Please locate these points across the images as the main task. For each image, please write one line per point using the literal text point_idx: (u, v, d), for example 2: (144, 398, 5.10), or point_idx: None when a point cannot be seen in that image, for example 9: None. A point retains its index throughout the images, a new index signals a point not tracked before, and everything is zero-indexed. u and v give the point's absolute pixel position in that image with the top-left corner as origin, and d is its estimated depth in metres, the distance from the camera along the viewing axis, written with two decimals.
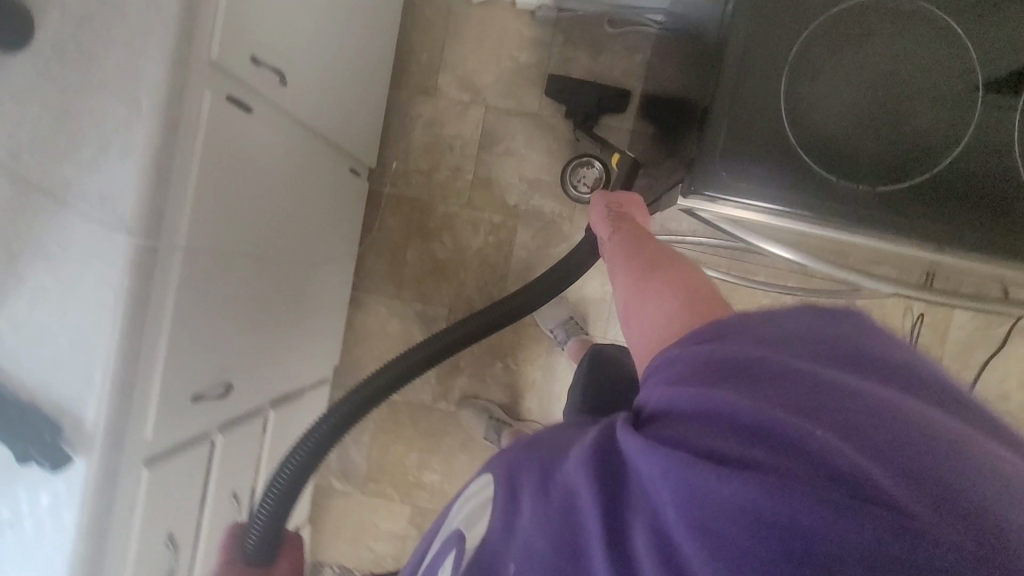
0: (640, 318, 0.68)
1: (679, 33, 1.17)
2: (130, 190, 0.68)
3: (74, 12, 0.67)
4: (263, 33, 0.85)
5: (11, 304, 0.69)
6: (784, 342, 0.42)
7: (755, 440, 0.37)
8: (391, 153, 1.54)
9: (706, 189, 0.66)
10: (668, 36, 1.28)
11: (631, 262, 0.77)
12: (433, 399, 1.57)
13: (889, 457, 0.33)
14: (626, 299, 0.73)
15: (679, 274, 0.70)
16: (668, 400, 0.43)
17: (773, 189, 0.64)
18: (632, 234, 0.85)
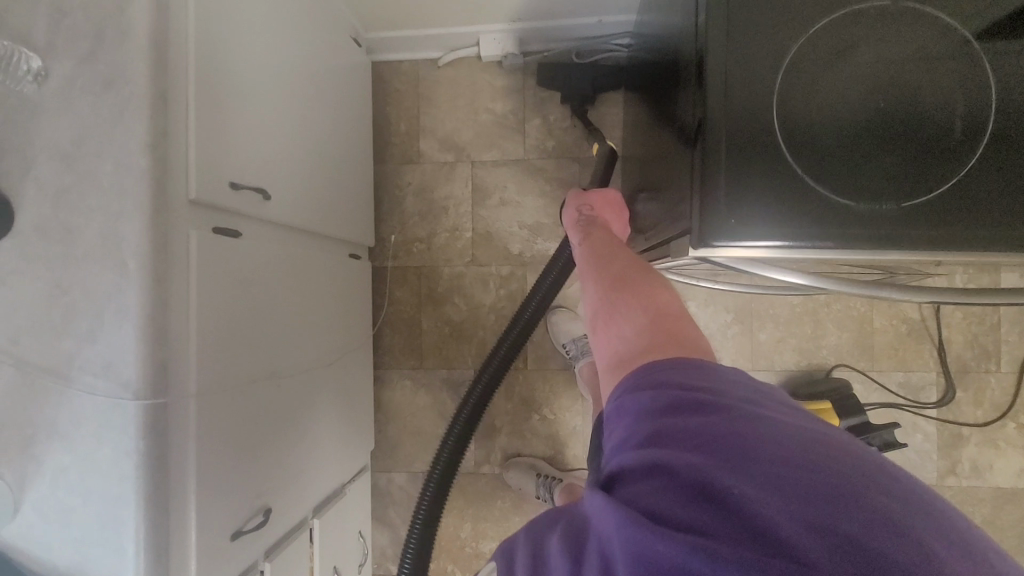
0: (608, 334, 0.69)
1: (650, 53, 1.15)
2: (131, 353, 0.66)
3: (51, 190, 0.67)
4: (237, 157, 0.84)
5: (36, 488, 0.68)
6: (723, 409, 0.48)
7: (694, 502, 0.43)
8: (388, 227, 1.53)
9: (719, 237, 0.61)
10: (639, 57, 1.26)
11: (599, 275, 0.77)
12: (477, 465, 1.52)
13: (797, 507, 0.40)
14: (595, 311, 0.74)
15: (643, 288, 0.70)
16: (625, 461, 0.49)
17: (788, 225, 0.59)
18: (600, 241, 0.85)
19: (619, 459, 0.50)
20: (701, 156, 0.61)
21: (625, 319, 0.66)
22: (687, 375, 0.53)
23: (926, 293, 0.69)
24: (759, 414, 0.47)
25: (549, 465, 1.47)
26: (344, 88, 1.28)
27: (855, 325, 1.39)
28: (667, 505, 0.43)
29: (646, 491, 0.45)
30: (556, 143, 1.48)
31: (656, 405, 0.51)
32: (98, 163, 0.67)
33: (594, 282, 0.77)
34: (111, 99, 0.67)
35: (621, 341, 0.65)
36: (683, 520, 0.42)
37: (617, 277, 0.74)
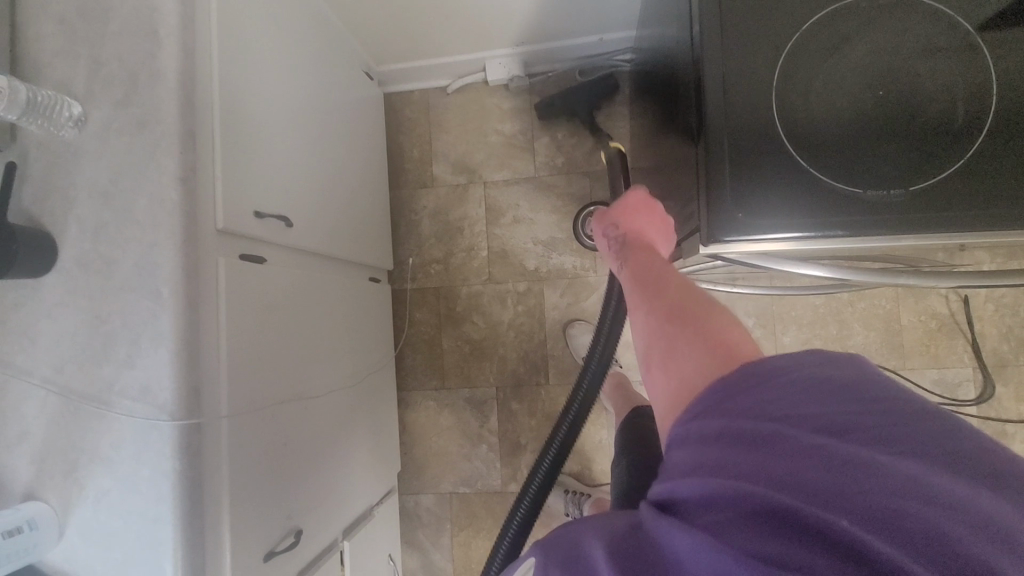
0: (668, 372, 0.60)
1: (652, 64, 1.18)
2: (166, 377, 0.69)
3: (91, 226, 0.72)
4: (261, 188, 0.89)
5: (78, 513, 0.70)
6: (792, 417, 0.44)
7: (781, 531, 0.39)
8: (406, 251, 1.56)
9: (728, 233, 0.61)
10: (641, 69, 1.30)
11: (650, 305, 0.70)
12: (504, 484, 1.50)
13: (895, 534, 0.37)
14: (650, 347, 0.66)
15: (711, 323, 0.62)
16: (688, 486, 0.45)
17: (794, 219, 0.60)
18: (645, 265, 0.78)
19: (678, 482, 0.47)
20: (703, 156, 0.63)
21: (691, 357, 0.58)
22: (759, 392, 0.47)
23: (953, 275, 0.68)
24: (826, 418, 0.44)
25: (577, 481, 1.45)
26: (358, 120, 1.33)
27: (882, 323, 1.36)
28: (751, 537, 0.39)
29: (717, 521, 0.42)
30: (566, 159, 1.51)
31: (720, 429, 0.46)
32: (132, 199, 0.71)
33: (647, 316, 0.69)
34: (145, 138, 0.72)
35: (683, 374, 0.58)
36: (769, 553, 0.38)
37: (672, 307, 0.66)
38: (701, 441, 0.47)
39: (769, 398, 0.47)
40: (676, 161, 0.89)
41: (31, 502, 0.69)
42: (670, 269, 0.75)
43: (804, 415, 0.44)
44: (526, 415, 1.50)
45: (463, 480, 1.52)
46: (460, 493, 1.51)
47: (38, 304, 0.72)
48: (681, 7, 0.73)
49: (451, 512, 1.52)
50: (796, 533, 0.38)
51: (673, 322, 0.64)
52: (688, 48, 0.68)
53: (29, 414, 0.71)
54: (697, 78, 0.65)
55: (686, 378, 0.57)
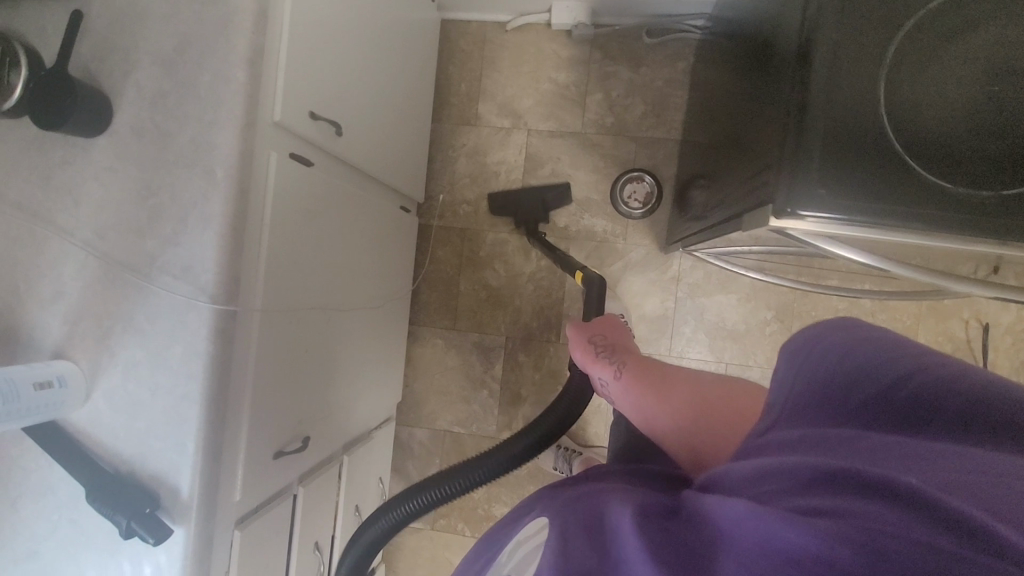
0: (703, 438, 0.69)
1: (732, 33, 1.14)
2: (210, 258, 0.68)
3: (149, 94, 0.69)
4: (318, 89, 0.86)
5: (106, 379, 0.70)
6: (827, 412, 0.48)
7: (823, 488, 0.40)
8: (438, 187, 1.54)
9: (808, 207, 0.60)
10: (715, 36, 1.25)
11: (657, 389, 0.81)
12: (498, 430, 1.53)
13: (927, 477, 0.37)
14: (672, 424, 0.74)
15: (716, 391, 0.74)
16: (735, 475, 0.47)
17: (874, 204, 0.58)
18: (638, 364, 0.88)
19: (730, 475, 0.48)
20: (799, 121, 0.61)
21: (714, 423, 0.69)
22: (810, 399, 0.50)
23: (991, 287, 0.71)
24: (855, 411, 0.47)
25: (570, 438, 1.48)
26: (415, 42, 1.28)
27: (899, 336, 1.37)
28: (797, 500, 0.40)
29: (766, 493, 0.43)
30: (615, 120, 1.47)
31: (771, 437, 0.49)
32: (195, 73, 0.69)
33: (657, 397, 0.79)
34: (214, 10, 0.69)
35: (727, 448, 0.66)
36: (817, 508, 0.38)
37: (683, 383, 0.79)
38: (753, 449, 0.50)
39: (808, 404, 0.50)
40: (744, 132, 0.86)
41: (60, 360, 0.70)
42: (662, 363, 0.88)
43: (839, 412, 0.47)
44: (531, 368, 1.52)
45: (460, 420, 1.55)
46: (454, 432, 1.55)
47: (86, 165, 0.70)
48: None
49: (443, 449, 1.55)
50: (838, 488, 0.39)
51: (690, 400, 0.74)
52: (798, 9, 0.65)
53: (66, 274, 0.71)
54: (806, 39, 0.62)
55: (723, 442, 0.66)
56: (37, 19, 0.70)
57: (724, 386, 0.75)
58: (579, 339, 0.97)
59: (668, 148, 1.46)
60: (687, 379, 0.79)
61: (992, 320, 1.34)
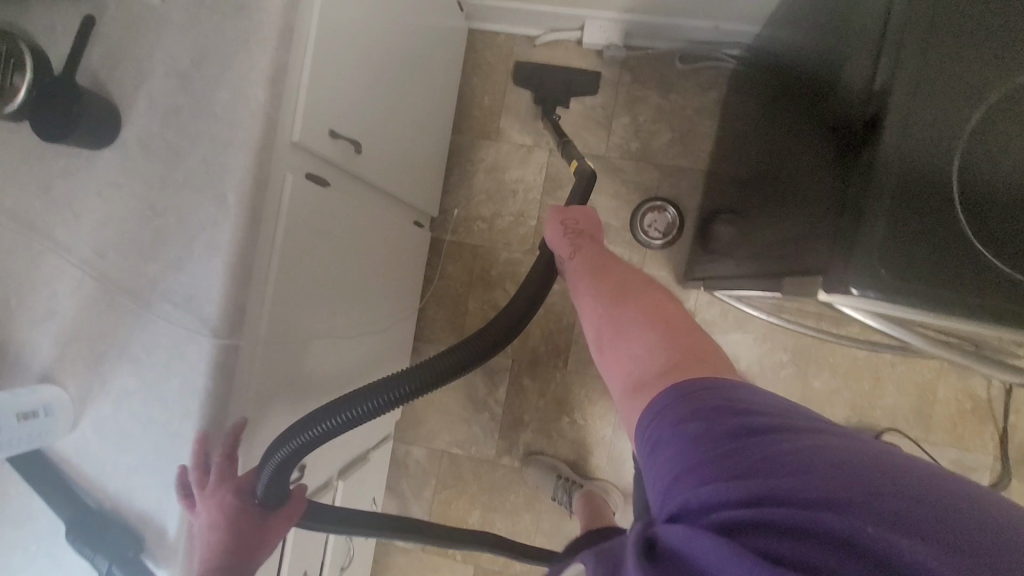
0: (625, 363, 0.64)
1: (771, 69, 1.09)
2: (215, 288, 0.64)
3: (162, 108, 0.65)
4: (340, 106, 0.81)
5: (96, 407, 0.66)
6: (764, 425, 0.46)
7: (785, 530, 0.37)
8: (453, 201, 1.49)
9: (863, 292, 0.55)
10: (753, 69, 1.21)
11: (604, 291, 0.74)
12: (497, 455, 1.49)
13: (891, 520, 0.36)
14: (602, 333, 0.70)
15: (652, 307, 0.68)
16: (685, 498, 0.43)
17: (935, 294, 0.54)
18: (595, 258, 0.81)
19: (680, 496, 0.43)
20: (859, 196, 0.56)
21: (646, 355, 0.61)
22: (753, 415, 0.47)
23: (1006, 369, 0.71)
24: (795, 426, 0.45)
25: (571, 469, 1.44)
26: (441, 53, 1.23)
27: (918, 391, 1.33)
28: (758, 539, 0.37)
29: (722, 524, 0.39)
30: (640, 145, 1.43)
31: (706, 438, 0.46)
32: (213, 88, 0.64)
33: (598, 305, 0.73)
34: (237, 23, 0.64)
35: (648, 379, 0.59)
36: (779, 553, 0.36)
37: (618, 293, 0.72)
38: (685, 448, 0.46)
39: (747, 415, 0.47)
40: (784, 185, 0.82)
41: (48, 384, 0.65)
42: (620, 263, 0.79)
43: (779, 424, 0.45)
44: (536, 394, 1.48)
45: (458, 441, 1.50)
46: (452, 453, 1.50)
47: (90, 178, 0.66)
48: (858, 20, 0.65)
49: (439, 469, 1.51)
50: (803, 531, 0.36)
51: (629, 309, 0.69)
52: (862, 72, 0.60)
53: (61, 292, 0.66)
54: (873, 107, 0.57)
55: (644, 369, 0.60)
56: (49, 19, 0.66)
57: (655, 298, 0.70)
58: (553, 228, 0.89)
59: (693, 178, 1.41)
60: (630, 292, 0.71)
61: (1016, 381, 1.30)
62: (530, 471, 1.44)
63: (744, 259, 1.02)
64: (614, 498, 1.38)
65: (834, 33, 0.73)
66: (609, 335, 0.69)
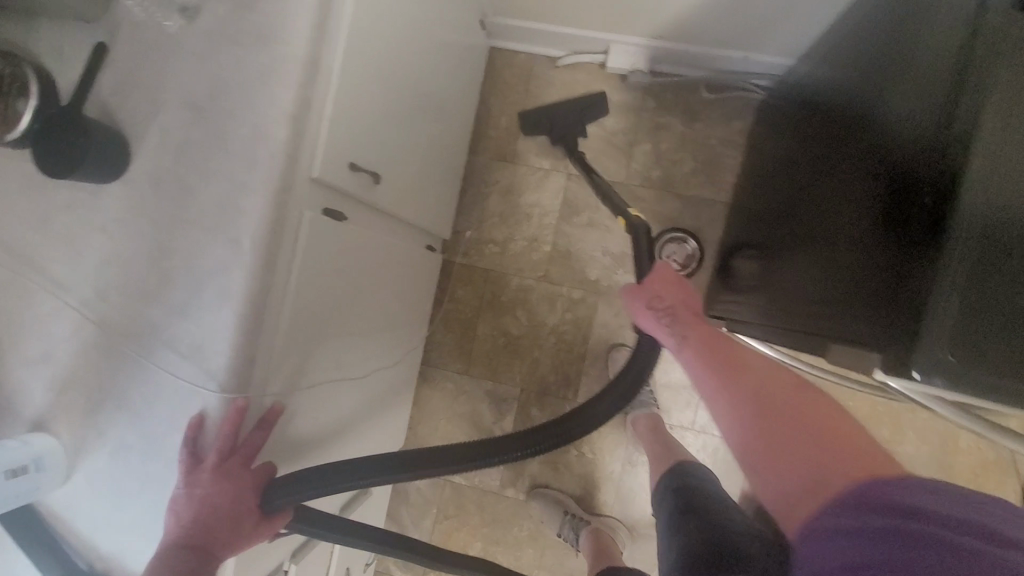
0: (788, 474, 0.57)
1: (801, 106, 1.06)
2: (224, 339, 0.59)
3: (175, 142, 0.60)
4: (362, 137, 0.77)
5: (90, 461, 0.61)
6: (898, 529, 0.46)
7: None
8: (466, 222, 1.45)
9: (928, 378, 0.52)
10: (782, 103, 1.17)
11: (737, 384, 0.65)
12: (502, 486, 1.45)
13: None
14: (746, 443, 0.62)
15: (814, 416, 0.60)
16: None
17: (1006, 384, 0.51)
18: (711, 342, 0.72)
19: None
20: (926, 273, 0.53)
21: (830, 466, 0.55)
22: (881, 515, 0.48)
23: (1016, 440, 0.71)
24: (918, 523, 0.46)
25: (577, 504, 1.40)
26: (462, 74, 1.19)
27: (937, 439, 1.29)
28: None
29: None
30: (661, 174, 1.39)
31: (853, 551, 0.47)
32: (230, 124, 0.60)
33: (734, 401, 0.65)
34: (259, 56, 0.59)
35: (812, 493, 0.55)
36: None
37: (763, 401, 0.62)
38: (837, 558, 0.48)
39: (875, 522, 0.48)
40: (820, 240, 0.79)
41: (38, 434, 0.60)
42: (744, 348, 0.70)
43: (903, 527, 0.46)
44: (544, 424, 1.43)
45: (462, 470, 1.46)
46: (455, 482, 1.46)
47: (93, 214, 0.61)
48: (915, 83, 0.63)
49: (441, 498, 1.46)
50: None
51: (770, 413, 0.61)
52: (928, 142, 0.58)
53: (57, 335, 0.62)
54: (941, 179, 0.55)
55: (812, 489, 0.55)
56: (56, 42, 0.61)
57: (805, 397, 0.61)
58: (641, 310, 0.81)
59: (714, 210, 1.37)
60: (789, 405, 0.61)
61: None
62: (535, 506, 1.40)
63: (770, 307, 0.98)
64: (622, 537, 1.34)
65: (880, 90, 0.71)
66: (765, 451, 0.60)
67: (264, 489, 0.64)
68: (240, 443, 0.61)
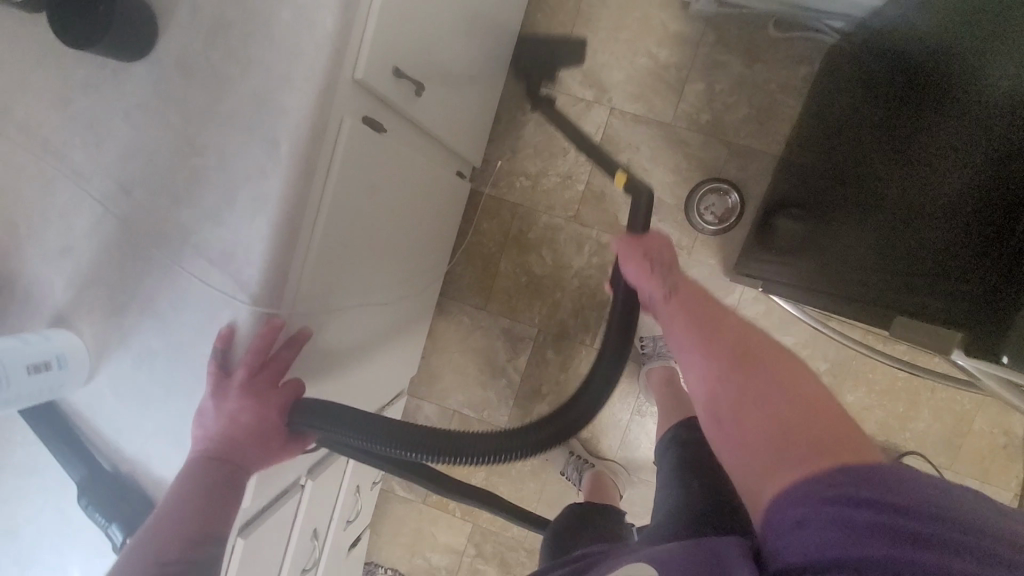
0: (735, 425, 0.53)
1: (873, 54, 0.96)
2: (257, 251, 0.55)
3: (208, 21, 0.53)
4: (409, 40, 0.69)
5: (114, 364, 0.58)
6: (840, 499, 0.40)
7: None
8: (497, 151, 1.37)
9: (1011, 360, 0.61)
10: (850, 51, 1.07)
11: (701, 331, 0.61)
12: (509, 421, 1.46)
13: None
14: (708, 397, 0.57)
15: (771, 366, 0.54)
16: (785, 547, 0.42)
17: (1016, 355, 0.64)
18: (683, 296, 0.66)
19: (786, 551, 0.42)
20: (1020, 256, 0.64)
21: (771, 397, 0.51)
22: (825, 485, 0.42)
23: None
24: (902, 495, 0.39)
25: (582, 446, 1.42)
26: None
27: (952, 419, 1.28)
28: None
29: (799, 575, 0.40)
30: (712, 118, 1.29)
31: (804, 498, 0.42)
32: (271, 6, 0.52)
33: (698, 351, 0.60)
34: None
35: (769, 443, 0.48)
36: None
37: (741, 353, 0.56)
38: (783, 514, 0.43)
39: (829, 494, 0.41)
40: (863, 211, 0.84)
41: (62, 330, 0.58)
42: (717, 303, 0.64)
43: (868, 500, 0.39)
44: (558, 367, 1.43)
45: (471, 403, 1.47)
46: (464, 413, 1.47)
47: (115, 98, 0.55)
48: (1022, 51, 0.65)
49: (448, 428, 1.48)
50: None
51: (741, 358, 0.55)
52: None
53: (78, 228, 0.57)
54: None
55: (775, 426, 0.49)
56: None
57: (776, 357, 0.55)
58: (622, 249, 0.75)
59: (763, 162, 1.29)
60: (753, 349, 0.56)
61: None
62: None
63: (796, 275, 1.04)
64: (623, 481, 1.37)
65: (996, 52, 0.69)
66: (724, 407, 0.54)
67: (288, 409, 0.61)
68: (274, 353, 0.59)
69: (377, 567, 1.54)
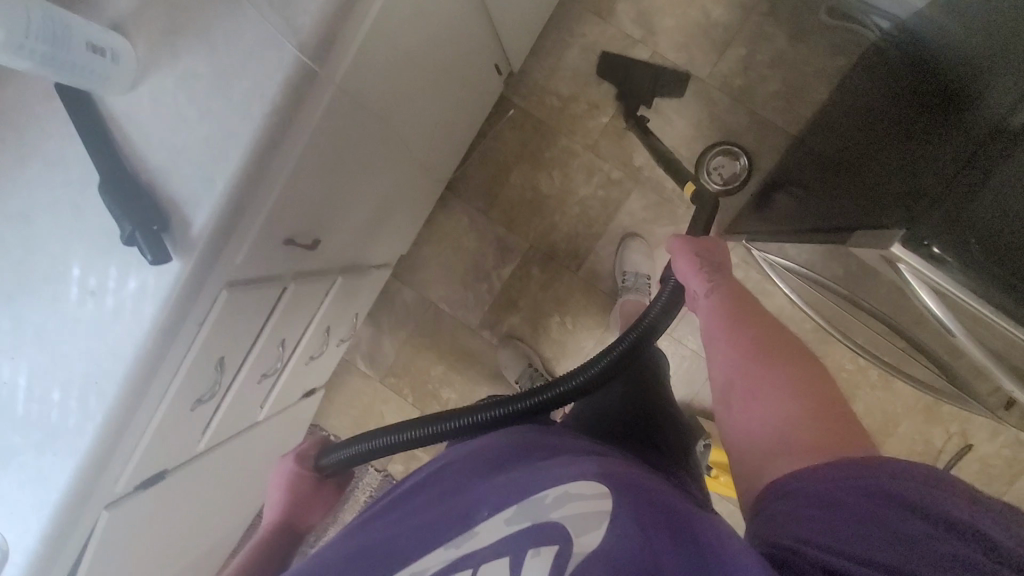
0: (752, 408, 0.72)
1: (902, 56, 1.03)
2: (315, 3, 0.61)
3: None
4: None
5: (159, 78, 0.64)
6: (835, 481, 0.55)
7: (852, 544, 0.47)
8: (537, 65, 1.42)
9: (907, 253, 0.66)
10: (881, 56, 1.12)
11: (739, 336, 0.79)
12: (480, 325, 1.53)
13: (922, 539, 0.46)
14: (732, 380, 0.76)
15: (801, 367, 0.73)
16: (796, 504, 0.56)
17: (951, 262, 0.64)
18: (733, 299, 0.85)
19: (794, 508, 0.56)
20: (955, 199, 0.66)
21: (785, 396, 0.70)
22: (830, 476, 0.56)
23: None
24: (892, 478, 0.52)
25: (542, 363, 1.49)
26: None
27: (882, 418, 1.38)
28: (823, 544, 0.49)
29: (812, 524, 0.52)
30: (744, 84, 1.35)
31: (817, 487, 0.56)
32: None
33: (732, 340, 0.79)
34: None
35: (779, 429, 0.68)
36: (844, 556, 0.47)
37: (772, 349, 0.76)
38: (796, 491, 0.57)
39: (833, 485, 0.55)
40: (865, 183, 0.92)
41: (118, 34, 0.62)
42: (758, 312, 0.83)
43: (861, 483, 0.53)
44: (539, 284, 1.49)
45: (450, 298, 1.53)
46: (440, 307, 1.54)
47: None
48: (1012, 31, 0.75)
49: (422, 317, 1.55)
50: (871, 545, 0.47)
51: (765, 357, 0.75)
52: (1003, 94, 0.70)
53: None
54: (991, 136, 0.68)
55: (785, 419, 0.68)
56: None
57: (808, 364, 0.73)
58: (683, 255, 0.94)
59: (779, 138, 1.35)
60: (779, 347, 0.76)
61: (976, 444, 1.35)
62: (504, 351, 1.49)
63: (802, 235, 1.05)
64: None
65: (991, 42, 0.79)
66: (734, 396, 0.76)
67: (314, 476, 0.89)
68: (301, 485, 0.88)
69: (322, 431, 1.61)
